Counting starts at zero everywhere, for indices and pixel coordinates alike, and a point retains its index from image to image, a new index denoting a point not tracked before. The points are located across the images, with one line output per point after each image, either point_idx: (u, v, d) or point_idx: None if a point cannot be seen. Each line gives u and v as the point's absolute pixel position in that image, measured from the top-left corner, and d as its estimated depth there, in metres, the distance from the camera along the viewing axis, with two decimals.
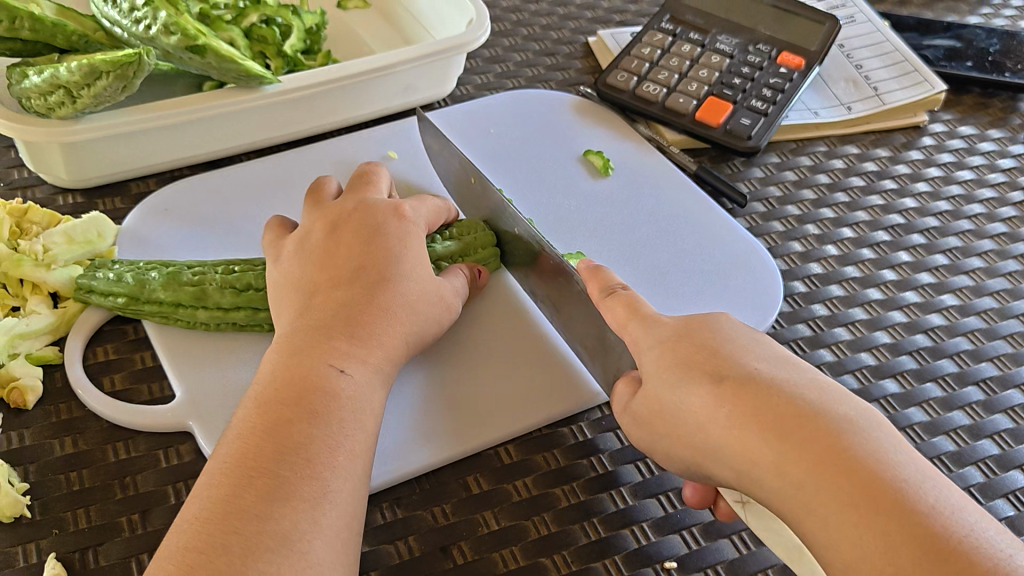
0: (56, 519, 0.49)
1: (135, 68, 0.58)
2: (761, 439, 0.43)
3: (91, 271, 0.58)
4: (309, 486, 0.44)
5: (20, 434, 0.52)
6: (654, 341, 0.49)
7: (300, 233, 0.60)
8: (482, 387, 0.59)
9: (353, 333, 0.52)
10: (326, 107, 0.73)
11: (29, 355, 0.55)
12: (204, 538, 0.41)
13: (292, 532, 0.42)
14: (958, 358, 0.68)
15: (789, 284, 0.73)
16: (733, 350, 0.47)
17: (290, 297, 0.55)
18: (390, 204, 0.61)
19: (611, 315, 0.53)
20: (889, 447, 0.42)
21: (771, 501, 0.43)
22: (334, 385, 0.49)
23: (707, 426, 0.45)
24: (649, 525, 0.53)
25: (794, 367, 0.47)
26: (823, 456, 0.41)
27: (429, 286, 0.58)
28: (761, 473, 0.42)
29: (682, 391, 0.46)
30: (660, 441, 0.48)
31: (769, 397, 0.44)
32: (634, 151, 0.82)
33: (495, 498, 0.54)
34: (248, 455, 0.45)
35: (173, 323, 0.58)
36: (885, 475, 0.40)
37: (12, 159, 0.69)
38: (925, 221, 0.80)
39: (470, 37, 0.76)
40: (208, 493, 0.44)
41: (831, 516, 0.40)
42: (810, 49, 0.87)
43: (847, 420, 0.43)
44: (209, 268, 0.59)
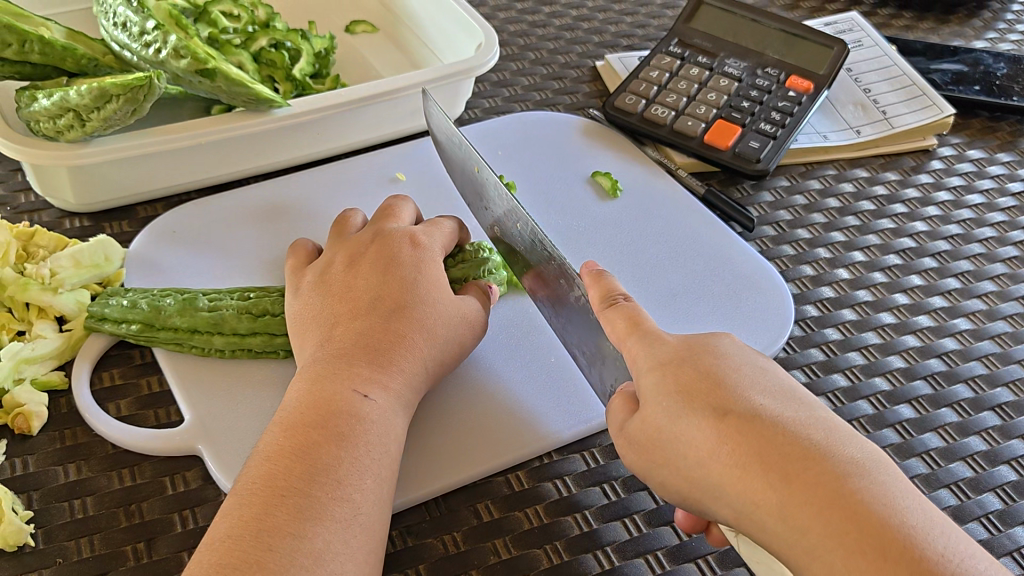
0: (59, 548, 0.48)
1: (145, 91, 0.58)
2: (766, 480, 0.41)
3: (103, 298, 0.58)
4: (341, 507, 0.44)
5: (24, 460, 0.52)
6: (656, 365, 0.48)
7: (320, 266, 0.60)
8: (492, 413, 0.58)
9: (373, 357, 0.52)
10: (335, 131, 0.73)
11: (35, 380, 0.54)
12: (238, 554, 0.41)
13: (325, 552, 0.42)
14: (974, 383, 0.67)
15: (801, 308, 0.72)
16: (736, 380, 0.46)
17: (309, 328, 0.55)
18: (406, 233, 0.61)
19: (611, 327, 0.51)
20: (895, 490, 0.41)
21: (769, 542, 0.42)
22: (359, 409, 0.48)
23: (709, 460, 0.43)
24: (663, 553, 0.52)
25: (801, 404, 0.46)
26: (831, 499, 0.40)
27: (449, 310, 0.57)
28: (763, 514, 0.41)
29: (683, 422, 0.45)
30: (655, 472, 0.47)
31: (775, 436, 0.43)
32: (644, 174, 0.82)
33: (507, 526, 0.53)
34: (278, 475, 0.44)
35: (188, 350, 0.57)
36: (893, 520, 0.39)
37: (19, 183, 0.69)
38: (936, 245, 0.80)
39: (478, 62, 0.76)
40: (238, 511, 0.43)
41: (836, 561, 0.39)
42: (818, 73, 0.87)
43: (854, 463, 0.42)
44: (225, 295, 0.59)
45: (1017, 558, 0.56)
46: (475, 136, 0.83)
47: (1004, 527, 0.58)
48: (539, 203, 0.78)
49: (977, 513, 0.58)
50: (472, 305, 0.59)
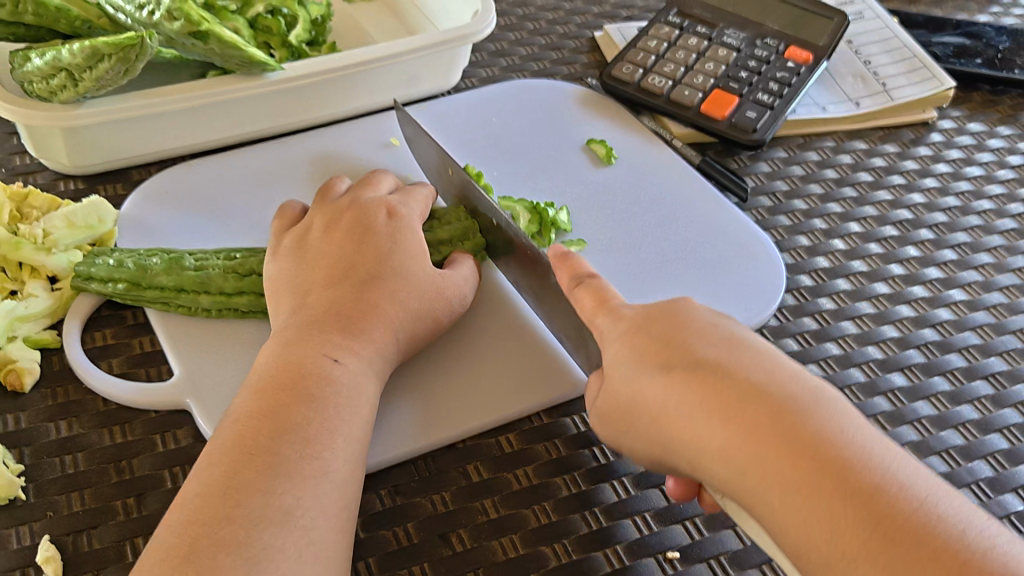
0: (49, 502, 0.48)
1: (137, 51, 0.57)
2: (712, 426, 0.42)
3: (90, 257, 0.58)
4: (310, 464, 0.44)
5: (17, 416, 0.52)
6: (618, 334, 0.48)
7: (298, 230, 0.60)
8: (476, 374, 0.59)
9: (347, 326, 0.52)
10: (328, 97, 0.73)
11: (27, 339, 0.55)
12: (209, 510, 0.41)
13: (295, 507, 0.42)
14: (968, 352, 0.67)
15: (795, 277, 0.72)
16: (692, 334, 0.46)
17: (284, 295, 0.55)
18: (380, 203, 0.61)
19: (580, 306, 0.52)
20: (842, 425, 0.40)
21: (723, 487, 0.42)
22: (329, 372, 0.48)
23: (666, 415, 0.44)
24: (651, 515, 0.52)
25: (760, 351, 0.45)
26: (770, 436, 0.40)
27: (423, 279, 0.57)
28: (711, 457, 0.42)
29: (641, 380, 0.45)
30: (628, 437, 0.48)
31: (722, 379, 0.43)
32: (639, 143, 0.82)
33: (494, 486, 0.53)
34: (247, 435, 0.45)
35: (174, 309, 0.58)
36: (833, 452, 0.39)
37: (15, 145, 0.69)
38: (933, 217, 0.79)
39: (474, 29, 0.75)
40: (208, 469, 0.44)
41: (779, 497, 0.39)
42: (818, 44, 0.86)
43: (798, 397, 0.41)
44: (211, 255, 0.59)
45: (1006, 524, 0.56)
46: (470, 102, 0.83)
47: (993, 494, 0.58)
48: (535, 170, 0.78)
49: (968, 480, 0.59)
50: (451, 272, 0.59)
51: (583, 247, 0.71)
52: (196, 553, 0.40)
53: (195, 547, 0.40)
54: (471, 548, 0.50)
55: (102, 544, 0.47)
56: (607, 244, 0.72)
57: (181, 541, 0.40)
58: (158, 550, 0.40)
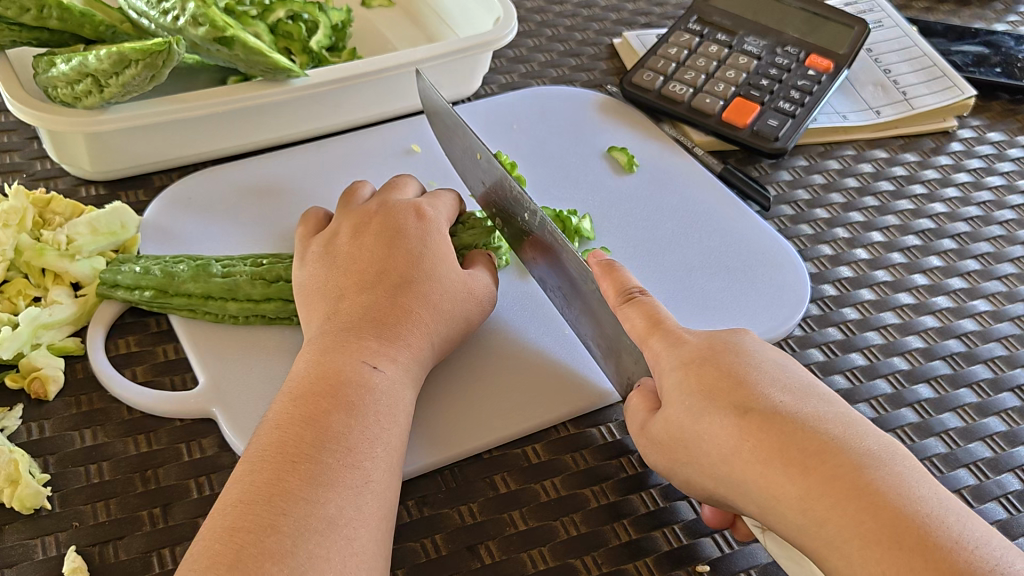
0: (75, 512, 0.48)
1: (164, 58, 0.57)
2: (786, 477, 0.41)
3: (115, 264, 0.58)
4: (352, 474, 0.44)
5: (40, 425, 0.51)
6: (677, 363, 0.47)
7: (326, 235, 0.60)
8: (500, 383, 0.58)
9: (381, 331, 0.51)
10: (350, 103, 0.73)
11: (51, 346, 0.54)
12: (251, 518, 0.41)
13: (338, 517, 0.42)
14: (992, 364, 0.67)
15: (819, 287, 0.71)
16: (757, 377, 0.46)
17: (316, 300, 0.55)
18: (410, 205, 0.61)
19: (630, 324, 0.51)
20: (913, 480, 0.40)
21: (792, 536, 0.42)
22: (368, 379, 0.48)
23: (731, 457, 0.43)
24: (680, 527, 0.52)
25: (819, 398, 0.45)
26: (848, 490, 0.40)
27: (456, 284, 0.57)
28: (783, 507, 0.41)
29: (705, 420, 0.44)
30: (681, 469, 0.47)
31: (795, 430, 0.42)
32: (660, 151, 0.81)
33: (523, 497, 0.52)
34: (289, 443, 0.44)
35: (201, 316, 0.57)
36: (909, 508, 0.39)
37: (35, 150, 0.69)
38: (956, 227, 0.79)
39: (496, 36, 0.75)
40: (250, 477, 0.43)
41: (854, 554, 0.39)
42: (839, 53, 0.86)
43: (872, 455, 0.41)
44: (237, 261, 0.59)
45: None
46: (490, 109, 0.83)
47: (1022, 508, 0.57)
48: (555, 177, 0.78)
49: (996, 493, 0.58)
50: (480, 278, 0.59)
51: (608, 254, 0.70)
52: (242, 561, 0.39)
53: (242, 555, 0.39)
54: (501, 560, 0.49)
55: (128, 556, 0.46)
56: (630, 251, 0.72)
57: (225, 549, 0.40)
58: (202, 558, 0.40)
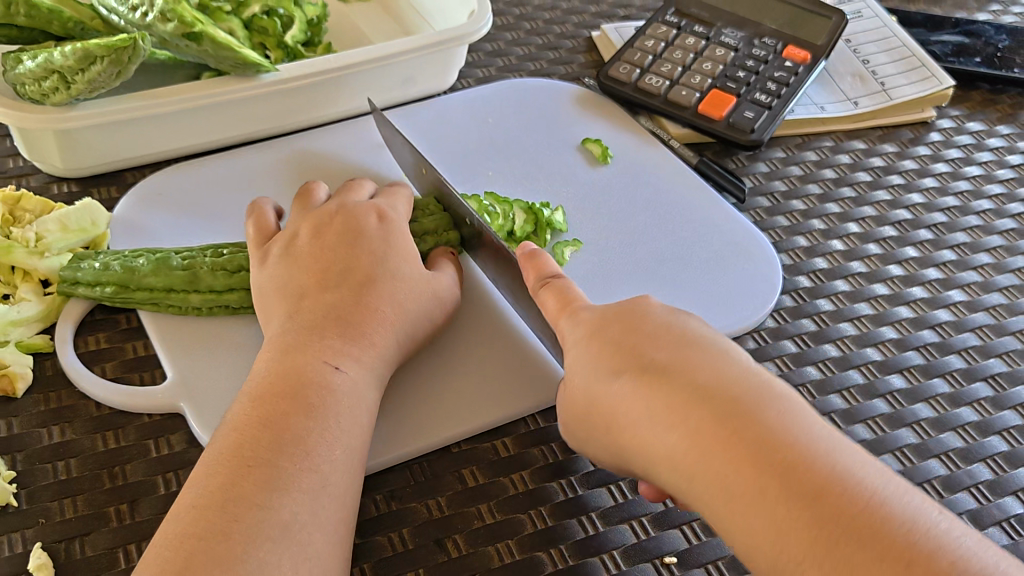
0: (41, 509, 0.48)
1: (130, 53, 0.57)
2: (674, 425, 0.43)
3: (75, 262, 0.57)
4: (309, 477, 0.44)
5: (9, 422, 0.51)
6: (582, 333, 0.49)
7: (283, 237, 0.59)
8: (467, 374, 0.58)
9: (345, 330, 0.51)
10: (324, 98, 0.73)
11: (20, 343, 0.54)
12: (204, 524, 0.41)
13: (293, 522, 0.42)
14: (967, 354, 0.67)
15: (793, 279, 0.71)
16: (654, 333, 0.47)
17: (276, 300, 0.54)
18: (370, 205, 0.61)
19: (544, 306, 0.53)
20: (796, 420, 0.41)
21: (681, 491, 0.43)
22: (329, 380, 0.48)
23: (627, 416, 0.45)
24: (649, 519, 0.52)
25: (713, 344, 0.47)
26: (730, 437, 0.41)
27: (419, 283, 0.57)
28: (673, 463, 0.43)
29: (603, 386, 0.46)
30: (588, 436, 0.49)
31: (679, 381, 0.44)
32: (636, 142, 0.81)
33: (491, 491, 0.53)
34: (244, 446, 0.44)
35: (164, 309, 0.57)
36: (789, 450, 0.40)
37: (8, 148, 0.69)
38: (932, 217, 0.79)
39: (468, 31, 0.75)
40: (206, 480, 0.43)
41: (738, 497, 0.40)
42: (816, 44, 0.86)
43: (755, 396, 0.42)
44: (197, 252, 0.58)
45: (1007, 527, 0.56)
46: (465, 102, 0.82)
47: (993, 497, 0.57)
48: (529, 168, 0.78)
49: (967, 483, 0.58)
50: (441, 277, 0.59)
51: (580, 247, 0.70)
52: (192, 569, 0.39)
53: (191, 562, 0.40)
54: (467, 553, 0.49)
55: (94, 552, 0.46)
56: (603, 241, 0.72)
57: (175, 558, 0.40)
58: (156, 563, 0.40)
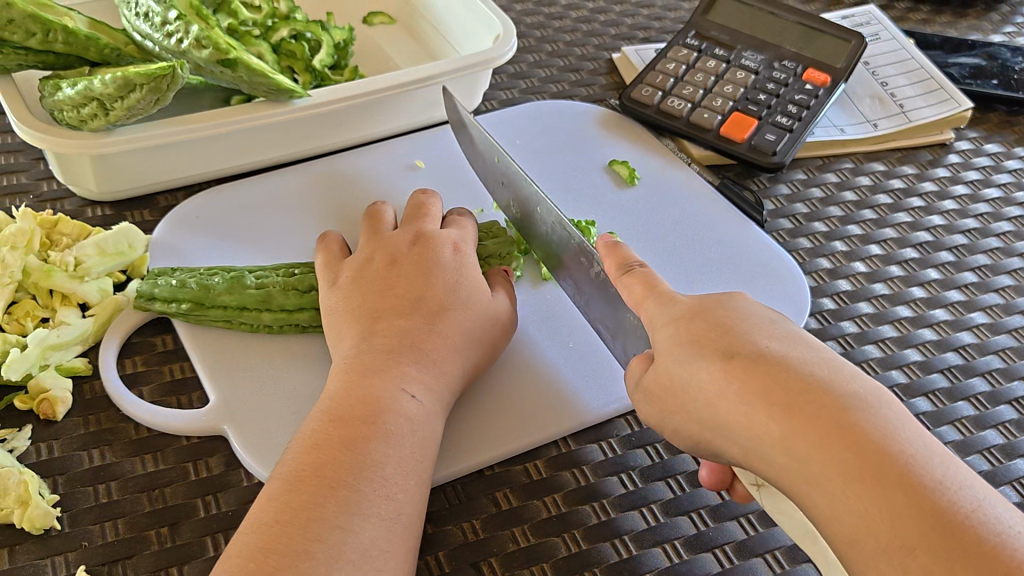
0: (84, 532, 0.48)
1: (169, 81, 0.58)
2: (767, 417, 0.42)
3: (153, 277, 0.59)
4: (387, 504, 0.44)
5: (50, 445, 0.52)
6: (669, 319, 0.48)
7: (356, 263, 0.59)
8: (518, 394, 0.59)
9: (418, 356, 0.52)
10: (354, 121, 0.73)
11: (60, 367, 0.55)
12: (286, 542, 0.41)
13: (370, 548, 0.42)
14: (991, 376, 0.67)
15: (817, 301, 0.72)
16: (745, 327, 0.46)
17: (349, 321, 0.55)
18: (448, 237, 0.61)
19: (627, 292, 0.52)
20: (898, 424, 0.40)
21: (774, 476, 0.42)
22: (405, 408, 0.49)
23: (716, 402, 0.44)
24: (681, 543, 0.52)
25: (808, 345, 0.46)
26: (830, 431, 0.40)
27: (484, 309, 0.57)
28: (766, 447, 0.42)
29: (692, 365, 0.45)
30: (669, 419, 0.48)
31: (777, 372, 0.43)
32: (661, 164, 0.82)
33: (525, 514, 0.53)
34: (325, 467, 0.45)
35: (237, 327, 0.59)
36: (892, 449, 0.39)
37: (42, 171, 0.70)
38: (953, 239, 0.80)
39: (494, 55, 0.76)
40: (284, 497, 0.44)
41: (838, 489, 0.39)
42: (836, 66, 0.86)
43: (855, 395, 0.41)
44: (269, 272, 0.60)
45: None
46: (490, 125, 0.83)
47: None
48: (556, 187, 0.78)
49: None
50: (503, 301, 0.60)
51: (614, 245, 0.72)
52: None
53: None
54: None
55: None
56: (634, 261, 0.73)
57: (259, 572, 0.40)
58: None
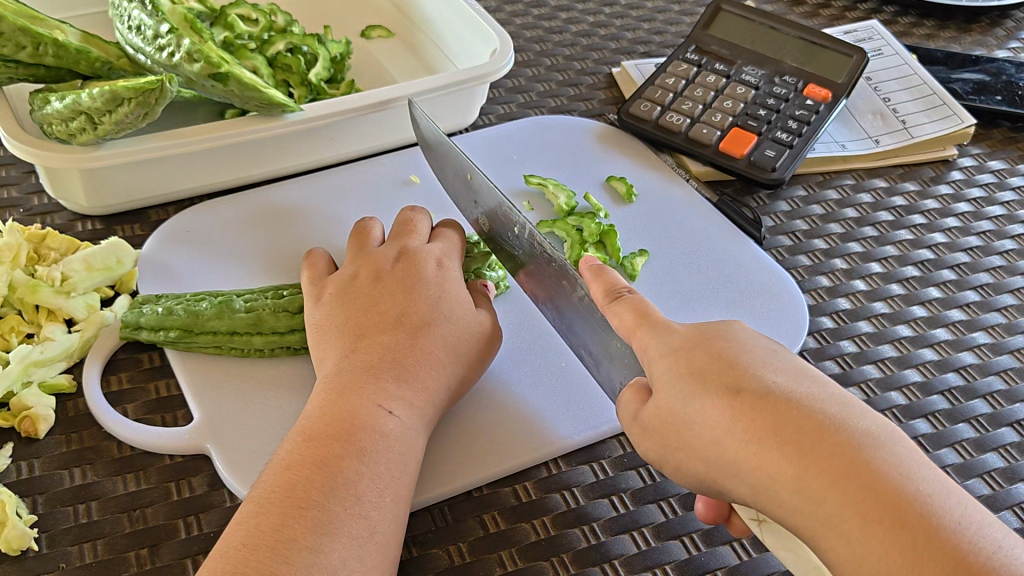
0: (62, 553, 0.47)
1: (157, 95, 0.57)
2: (780, 457, 0.40)
3: (136, 307, 0.58)
4: (359, 523, 0.43)
5: (30, 463, 0.51)
6: (667, 350, 0.46)
7: (342, 280, 0.58)
8: (507, 412, 0.59)
9: (400, 372, 0.51)
10: (348, 135, 0.73)
11: (42, 384, 0.54)
12: (252, 563, 0.41)
13: (341, 568, 0.41)
14: (992, 398, 0.66)
15: (816, 319, 0.71)
16: (750, 361, 0.44)
17: (333, 339, 0.54)
18: (432, 252, 0.60)
19: (619, 319, 0.50)
20: (912, 460, 0.39)
21: (787, 518, 0.40)
22: (382, 425, 0.48)
23: (724, 439, 0.42)
24: (672, 568, 0.51)
25: (813, 378, 0.44)
26: (845, 473, 0.38)
27: (469, 327, 0.56)
28: (778, 488, 0.40)
29: (696, 402, 0.43)
30: (672, 455, 0.46)
31: (787, 410, 0.41)
32: (659, 181, 0.81)
33: (513, 537, 0.52)
34: (296, 487, 0.44)
35: (228, 352, 0.58)
36: (907, 487, 0.37)
37: (34, 185, 0.69)
38: (955, 257, 0.79)
39: (492, 69, 0.75)
40: (255, 519, 0.43)
41: (855, 533, 0.37)
42: (837, 82, 0.85)
43: (864, 432, 0.40)
44: (258, 295, 0.59)
45: None
46: (489, 139, 0.83)
47: None
48: (560, 193, 0.77)
49: None
50: (489, 317, 0.59)
51: (647, 257, 0.73)
52: None
53: None
54: None
55: None
56: (640, 278, 0.72)
57: None
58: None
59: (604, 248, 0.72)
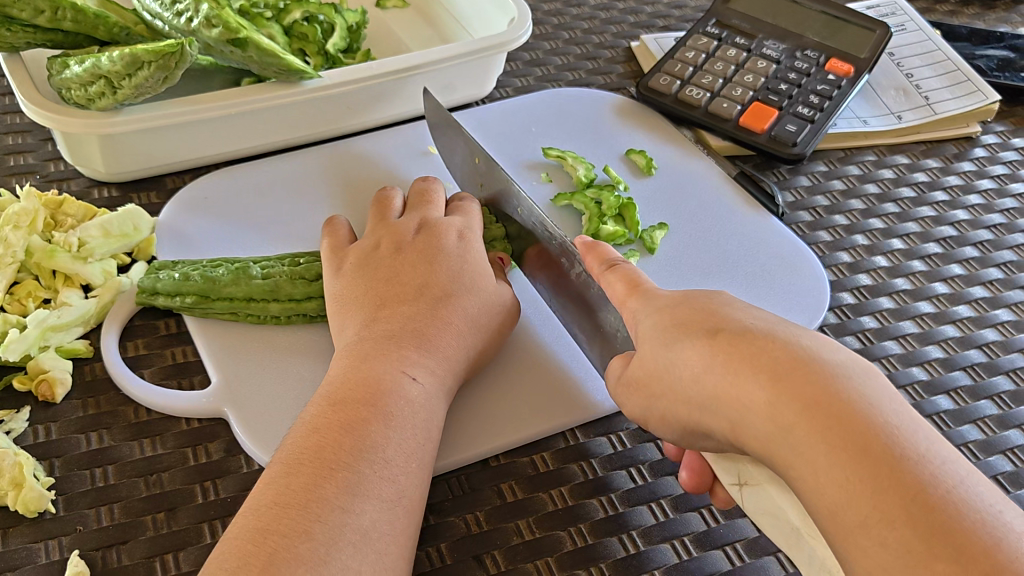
0: (79, 516, 0.47)
1: (177, 59, 0.57)
2: (754, 385, 0.39)
3: (153, 271, 0.58)
4: (385, 486, 0.43)
5: (47, 427, 0.51)
6: (654, 309, 0.47)
7: (360, 247, 0.58)
8: (526, 384, 0.58)
9: (421, 341, 0.51)
10: (363, 104, 0.72)
11: (60, 348, 0.54)
12: (286, 522, 0.40)
13: (372, 530, 0.41)
14: (1015, 375, 0.65)
15: (837, 295, 0.70)
16: (734, 309, 0.44)
17: (354, 306, 0.54)
18: (450, 222, 0.60)
19: (610, 290, 0.51)
20: (885, 397, 0.38)
21: (760, 450, 0.39)
22: (406, 391, 0.48)
23: (702, 377, 0.42)
24: (690, 539, 0.51)
25: (796, 324, 0.43)
26: (815, 402, 0.37)
27: (490, 298, 0.56)
28: (751, 417, 0.39)
29: (678, 347, 0.43)
30: (657, 405, 0.46)
31: (763, 343, 0.40)
32: (679, 155, 0.80)
33: (531, 506, 0.52)
34: (325, 448, 0.44)
35: (244, 319, 0.58)
36: (878, 418, 0.36)
37: (50, 152, 0.69)
38: (978, 234, 0.78)
39: (511, 36, 0.74)
40: (284, 479, 0.42)
41: (821, 458, 0.36)
42: (860, 57, 0.84)
43: (841, 367, 0.39)
44: (275, 262, 0.59)
45: None
46: (507, 111, 0.82)
47: None
48: (577, 167, 0.76)
49: None
50: (509, 290, 0.58)
51: (667, 230, 0.73)
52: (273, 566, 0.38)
53: (275, 558, 0.39)
54: (507, 569, 0.49)
55: (131, 560, 0.46)
56: (660, 251, 0.71)
57: (256, 552, 0.39)
58: (225, 568, 0.39)
59: (623, 221, 0.72)
